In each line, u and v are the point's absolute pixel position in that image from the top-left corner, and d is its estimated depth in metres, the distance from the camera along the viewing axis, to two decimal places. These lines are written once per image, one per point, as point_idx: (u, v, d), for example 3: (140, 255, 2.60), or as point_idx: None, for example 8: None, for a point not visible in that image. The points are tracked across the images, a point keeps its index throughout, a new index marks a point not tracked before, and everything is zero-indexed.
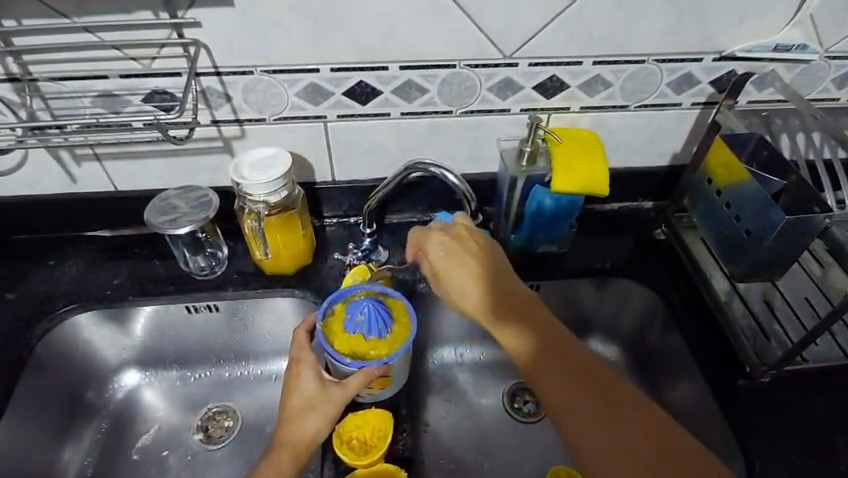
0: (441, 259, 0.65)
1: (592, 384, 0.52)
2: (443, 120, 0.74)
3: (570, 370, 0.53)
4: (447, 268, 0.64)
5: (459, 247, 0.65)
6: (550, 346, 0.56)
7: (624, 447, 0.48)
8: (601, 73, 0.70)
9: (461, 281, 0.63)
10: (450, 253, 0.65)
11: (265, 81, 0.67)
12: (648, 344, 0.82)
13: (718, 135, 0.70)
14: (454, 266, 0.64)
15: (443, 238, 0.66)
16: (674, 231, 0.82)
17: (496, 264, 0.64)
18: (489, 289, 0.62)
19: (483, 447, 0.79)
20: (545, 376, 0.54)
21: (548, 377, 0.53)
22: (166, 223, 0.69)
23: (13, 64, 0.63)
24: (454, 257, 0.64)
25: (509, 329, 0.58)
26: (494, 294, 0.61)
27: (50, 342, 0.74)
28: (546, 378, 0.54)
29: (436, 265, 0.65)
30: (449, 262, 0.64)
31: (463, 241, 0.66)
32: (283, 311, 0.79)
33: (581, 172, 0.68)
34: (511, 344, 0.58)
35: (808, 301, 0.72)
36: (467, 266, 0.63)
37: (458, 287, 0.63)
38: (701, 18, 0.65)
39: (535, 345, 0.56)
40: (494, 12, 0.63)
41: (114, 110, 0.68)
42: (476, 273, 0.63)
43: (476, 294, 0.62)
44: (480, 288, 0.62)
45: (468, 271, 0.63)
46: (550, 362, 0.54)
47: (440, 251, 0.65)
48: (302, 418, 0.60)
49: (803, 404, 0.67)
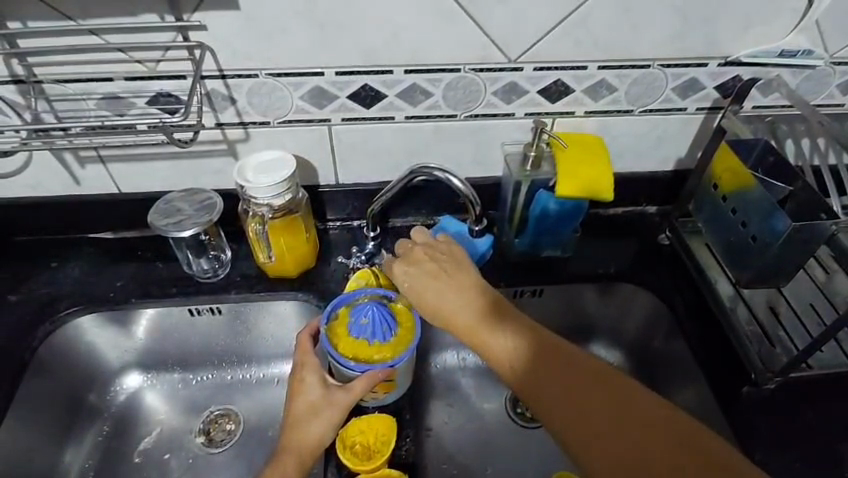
0: (406, 281, 0.63)
1: (588, 387, 0.49)
2: (447, 123, 0.73)
3: (561, 376, 0.50)
4: (415, 289, 0.62)
5: (420, 264, 0.63)
6: (538, 354, 0.53)
7: (632, 450, 0.44)
8: (605, 77, 0.70)
9: (434, 298, 0.60)
10: (413, 273, 0.63)
11: (269, 84, 0.67)
12: (651, 349, 0.82)
13: (723, 141, 0.70)
14: (422, 284, 0.61)
15: (404, 260, 0.64)
16: (678, 235, 0.82)
17: (464, 273, 0.62)
18: (463, 300, 0.59)
19: (485, 452, 0.78)
20: (540, 384, 0.50)
21: (541, 387, 0.50)
22: (170, 226, 0.69)
23: (18, 66, 0.63)
24: (420, 276, 0.62)
25: (493, 344, 0.55)
26: (472, 306, 0.58)
27: (51, 344, 0.74)
28: (539, 389, 0.50)
29: (403, 288, 0.63)
30: (414, 281, 0.62)
31: (424, 259, 0.64)
32: (285, 314, 0.79)
33: (586, 176, 0.68)
34: (499, 361, 0.54)
35: (812, 304, 0.72)
36: (434, 281, 0.61)
37: (431, 304, 0.60)
38: (706, 23, 0.65)
39: (524, 356, 0.53)
40: (499, 16, 0.63)
41: (118, 112, 0.68)
42: (445, 286, 0.61)
43: (451, 306, 0.59)
44: (454, 302, 0.59)
45: (438, 287, 0.61)
46: (540, 372, 0.51)
47: (403, 273, 0.63)
48: (307, 422, 0.59)
49: (806, 411, 0.66)
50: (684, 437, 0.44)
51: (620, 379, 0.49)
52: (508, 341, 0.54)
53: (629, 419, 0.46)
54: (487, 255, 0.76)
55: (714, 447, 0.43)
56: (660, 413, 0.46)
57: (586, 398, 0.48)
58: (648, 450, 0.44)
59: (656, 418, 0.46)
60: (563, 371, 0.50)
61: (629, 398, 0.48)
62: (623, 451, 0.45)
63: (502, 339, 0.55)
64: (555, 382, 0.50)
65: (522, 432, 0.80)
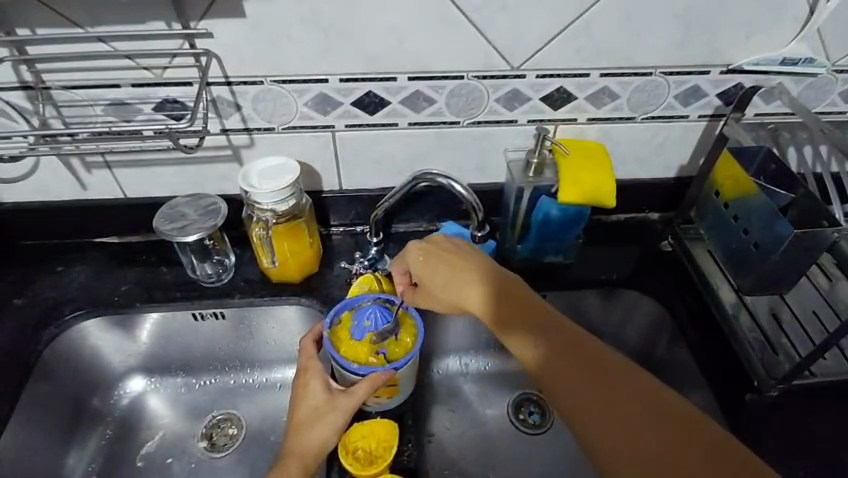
0: (422, 265, 0.63)
1: (602, 381, 0.48)
2: (451, 130, 0.74)
3: (576, 367, 0.50)
4: (432, 272, 0.62)
5: (438, 247, 0.63)
6: (553, 342, 0.52)
7: (640, 445, 0.44)
8: (608, 84, 0.70)
9: (451, 282, 0.60)
10: (428, 257, 0.63)
11: (274, 91, 0.67)
12: (653, 355, 0.82)
13: (725, 149, 0.70)
14: (438, 268, 0.61)
15: (419, 244, 0.64)
16: (682, 243, 0.81)
17: (479, 257, 0.62)
18: (480, 284, 0.59)
19: (486, 458, 0.78)
20: (552, 372, 0.51)
21: (556, 379, 0.50)
22: (175, 231, 0.69)
23: (27, 72, 0.64)
24: (436, 259, 0.62)
25: (511, 331, 0.55)
26: (489, 290, 0.58)
27: (56, 348, 0.74)
28: (553, 381, 0.50)
29: (420, 272, 0.63)
30: (431, 266, 0.62)
31: (441, 244, 0.64)
32: (290, 319, 0.79)
33: (587, 182, 0.68)
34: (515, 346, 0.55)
35: (816, 313, 0.71)
36: (452, 265, 0.61)
37: (449, 288, 0.60)
38: (708, 30, 0.65)
39: (541, 344, 0.53)
40: (503, 25, 0.64)
41: (125, 119, 0.69)
42: (462, 268, 0.60)
43: (467, 289, 0.59)
44: (471, 285, 0.59)
45: (455, 269, 0.61)
46: (555, 361, 0.51)
47: (419, 256, 0.64)
48: (311, 426, 0.60)
49: (810, 420, 0.66)
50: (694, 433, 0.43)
51: (638, 377, 0.48)
52: (526, 329, 0.54)
53: (642, 414, 0.45)
54: None
55: (727, 450, 0.42)
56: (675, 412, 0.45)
57: (599, 391, 0.48)
58: (659, 446, 0.43)
59: (669, 416, 0.45)
60: (580, 363, 0.50)
61: (644, 394, 0.47)
62: (630, 446, 0.44)
63: (520, 326, 0.55)
64: (570, 372, 0.50)
65: (525, 440, 0.80)
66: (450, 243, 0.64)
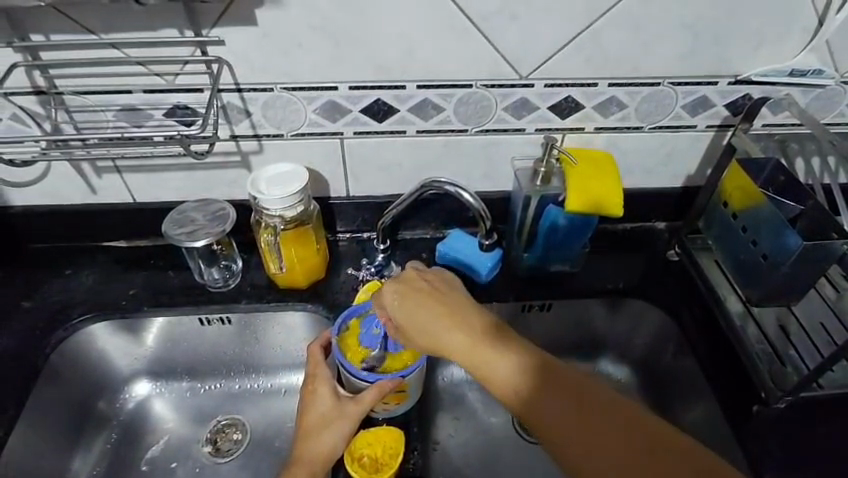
0: (397, 306, 0.59)
1: (591, 409, 0.48)
2: (459, 138, 0.74)
3: (565, 397, 0.49)
4: (410, 316, 0.58)
5: (412, 289, 0.60)
6: (539, 376, 0.51)
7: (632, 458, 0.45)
8: (616, 94, 0.71)
9: (430, 326, 0.57)
10: (405, 300, 0.59)
11: (284, 98, 0.68)
12: (659, 365, 0.81)
13: (733, 160, 0.70)
14: (415, 311, 0.58)
15: (394, 285, 0.61)
16: (687, 251, 0.82)
17: (457, 295, 0.60)
18: (460, 325, 0.56)
19: (489, 466, 0.78)
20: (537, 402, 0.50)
21: (545, 410, 0.49)
22: (184, 236, 0.70)
23: (40, 77, 0.65)
24: (412, 302, 0.59)
25: (493, 368, 0.52)
26: (469, 331, 0.55)
27: (64, 351, 0.74)
28: (543, 414, 0.49)
29: (395, 316, 0.59)
30: (409, 309, 0.59)
31: (415, 284, 0.61)
32: (296, 324, 0.79)
33: (595, 192, 0.68)
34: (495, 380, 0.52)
35: (823, 326, 0.70)
36: (429, 305, 0.58)
37: (426, 332, 0.57)
38: (716, 41, 0.66)
39: (527, 379, 0.51)
40: (512, 34, 0.64)
41: (136, 124, 0.70)
42: (439, 310, 0.57)
43: (446, 333, 0.56)
44: (451, 328, 0.56)
45: (433, 311, 0.57)
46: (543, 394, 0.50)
47: (393, 298, 0.60)
48: (319, 434, 0.60)
49: (818, 432, 0.66)
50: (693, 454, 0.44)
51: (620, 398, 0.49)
52: (508, 363, 0.52)
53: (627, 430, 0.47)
54: (494, 269, 0.77)
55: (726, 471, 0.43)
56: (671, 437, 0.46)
57: (592, 419, 0.48)
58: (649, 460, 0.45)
59: (664, 441, 0.46)
60: (561, 388, 0.50)
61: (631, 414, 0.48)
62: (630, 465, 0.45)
63: (502, 361, 0.52)
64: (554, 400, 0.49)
65: (529, 449, 0.80)
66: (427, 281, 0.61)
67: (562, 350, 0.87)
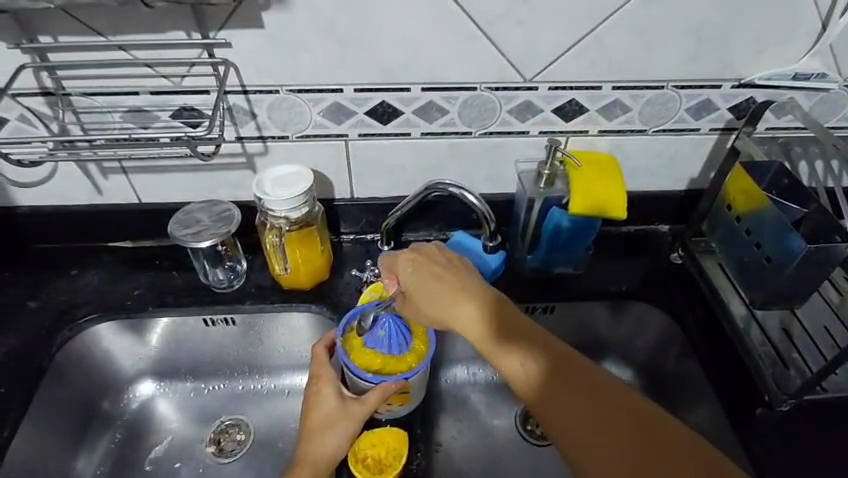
0: (412, 277, 0.61)
1: (588, 397, 0.49)
2: (463, 140, 0.75)
3: (564, 381, 0.50)
4: (421, 287, 0.60)
5: (429, 260, 0.62)
6: (542, 358, 0.52)
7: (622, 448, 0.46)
8: (620, 97, 0.71)
9: (439, 297, 0.58)
10: (418, 269, 0.61)
11: (290, 100, 0.68)
12: (662, 368, 0.81)
13: (737, 163, 0.70)
14: (427, 282, 0.60)
15: (410, 254, 0.63)
16: (691, 255, 0.81)
17: (471, 274, 0.61)
18: (468, 300, 0.57)
19: (491, 468, 0.78)
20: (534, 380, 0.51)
21: (542, 392, 0.51)
22: (190, 236, 0.70)
23: (48, 78, 0.65)
24: (425, 273, 0.60)
25: (494, 344, 0.54)
26: (476, 307, 0.57)
27: (69, 350, 0.75)
28: (539, 394, 0.51)
29: (407, 285, 0.61)
30: (420, 280, 0.60)
31: (432, 256, 0.62)
32: (299, 325, 0.80)
33: (599, 195, 0.69)
34: (496, 355, 0.54)
35: (827, 329, 0.71)
36: (443, 280, 0.59)
37: (437, 305, 0.58)
38: (719, 45, 0.66)
39: (528, 357, 0.52)
40: (517, 37, 0.64)
41: (143, 125, 0.70)
42: (450, 284, 0.59)
43: (456, 308, 0.57)
44: (459, 302, 0.57)
45: (444, 284, 0.59)
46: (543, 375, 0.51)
47: (409, 266, 0.62)
48: (323, 435, 0.60)
49: (822, 436, 0.66)
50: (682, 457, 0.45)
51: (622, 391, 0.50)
52: (511, 340, 0.54)
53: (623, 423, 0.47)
54: (498, 272, 0.77)
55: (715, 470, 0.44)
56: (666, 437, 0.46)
57: (587, 410, 0.48)
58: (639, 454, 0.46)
59: (657, 434, 0.46)
60: (563, 373, 0.51)
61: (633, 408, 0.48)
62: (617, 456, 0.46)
63: (504, 338, 0.54)
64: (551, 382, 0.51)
65: (533, 451, 0.80)
66: (445, 257, 0.63)
67: None
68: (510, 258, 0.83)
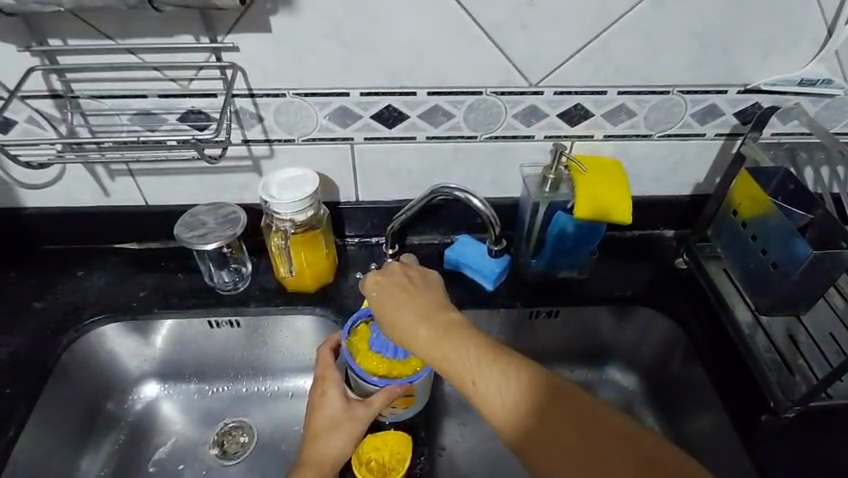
0: (375, 298, 0.62)
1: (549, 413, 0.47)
2: (468, 144, 0.75)
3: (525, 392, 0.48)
4: (383, 308, 0.60)
5: (392, 281, 0.63)
6: (500, 368, 0.50)
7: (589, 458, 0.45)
8: (625, 102, 0.71)
9: (398, 316, 0.58)
10: (381, 290, 0.62)
11: (296, 103, 0.69)
12: (666, 375, 0.81)
13: (742, 169, 0.70)
14: (388, 302, 0.60)
15: (376, 276, 0.64)
16: (696, 261, 0.81)
17: (431, 292, 0.61)
18: (425, 319, 0.57)
19: (494, 473, 0.78)
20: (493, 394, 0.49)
21: (503, 408, 0.48)
22: (195, 239, 0.71)
23: (56, 81, 0.66)
24: (386, 294, 0.61)
25: (453, 360, 0.52)
26: (433, 324, 0.56)
27: (75, 351, 0.75)
28: (501, 409, 0.48)
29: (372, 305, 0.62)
30: (382, 301, 0.61)
31: (395, 277, 0.63)
32: (303, 328, 0.80)
33: (603, 199, 0.69)
34: (455, 372, 0.52)
35: (833, 336, 0.71)
36: (401, 301, 0.60)
37: (396, 325, 0.58)
38: (725, 50, 0.66)
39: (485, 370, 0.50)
40: (522, 42, 0.64)
41: (150, 128, 0.70)
42: (409, 302, 0.59)
43: (412, 328, 0.57)
44: (417, 321, 0.57)
45: (403, 303, 0.59)
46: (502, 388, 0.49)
47: (374, 286, 0.63)
48: (328, 436, 0.60)
49: (828, 442, 0.65)
50: (659, 460, 0.43)
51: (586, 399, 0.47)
52: (469, 354, 0.52)
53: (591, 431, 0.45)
54: (500, 275, 0.78)
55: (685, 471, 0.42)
56: (641, 438, 0.45)
57: (548, 424, 0.47)
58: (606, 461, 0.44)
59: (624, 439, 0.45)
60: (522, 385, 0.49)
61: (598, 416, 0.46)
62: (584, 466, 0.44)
63: (462, 352, 0.52)
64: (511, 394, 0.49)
65: None
66: (406, 278, 0.63)
67: (569, 356, 0.87)
68: (515, 263, 0.83)
